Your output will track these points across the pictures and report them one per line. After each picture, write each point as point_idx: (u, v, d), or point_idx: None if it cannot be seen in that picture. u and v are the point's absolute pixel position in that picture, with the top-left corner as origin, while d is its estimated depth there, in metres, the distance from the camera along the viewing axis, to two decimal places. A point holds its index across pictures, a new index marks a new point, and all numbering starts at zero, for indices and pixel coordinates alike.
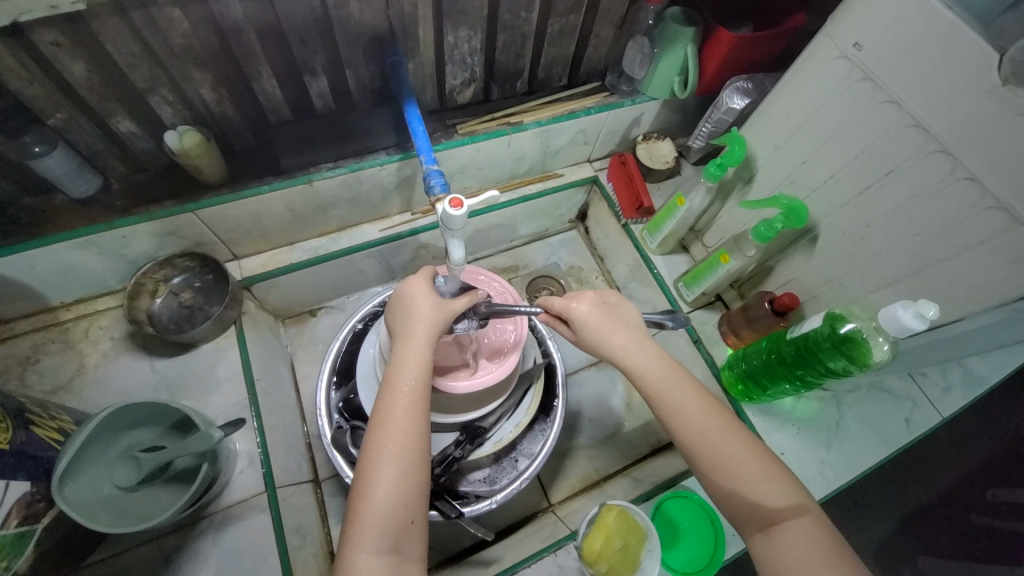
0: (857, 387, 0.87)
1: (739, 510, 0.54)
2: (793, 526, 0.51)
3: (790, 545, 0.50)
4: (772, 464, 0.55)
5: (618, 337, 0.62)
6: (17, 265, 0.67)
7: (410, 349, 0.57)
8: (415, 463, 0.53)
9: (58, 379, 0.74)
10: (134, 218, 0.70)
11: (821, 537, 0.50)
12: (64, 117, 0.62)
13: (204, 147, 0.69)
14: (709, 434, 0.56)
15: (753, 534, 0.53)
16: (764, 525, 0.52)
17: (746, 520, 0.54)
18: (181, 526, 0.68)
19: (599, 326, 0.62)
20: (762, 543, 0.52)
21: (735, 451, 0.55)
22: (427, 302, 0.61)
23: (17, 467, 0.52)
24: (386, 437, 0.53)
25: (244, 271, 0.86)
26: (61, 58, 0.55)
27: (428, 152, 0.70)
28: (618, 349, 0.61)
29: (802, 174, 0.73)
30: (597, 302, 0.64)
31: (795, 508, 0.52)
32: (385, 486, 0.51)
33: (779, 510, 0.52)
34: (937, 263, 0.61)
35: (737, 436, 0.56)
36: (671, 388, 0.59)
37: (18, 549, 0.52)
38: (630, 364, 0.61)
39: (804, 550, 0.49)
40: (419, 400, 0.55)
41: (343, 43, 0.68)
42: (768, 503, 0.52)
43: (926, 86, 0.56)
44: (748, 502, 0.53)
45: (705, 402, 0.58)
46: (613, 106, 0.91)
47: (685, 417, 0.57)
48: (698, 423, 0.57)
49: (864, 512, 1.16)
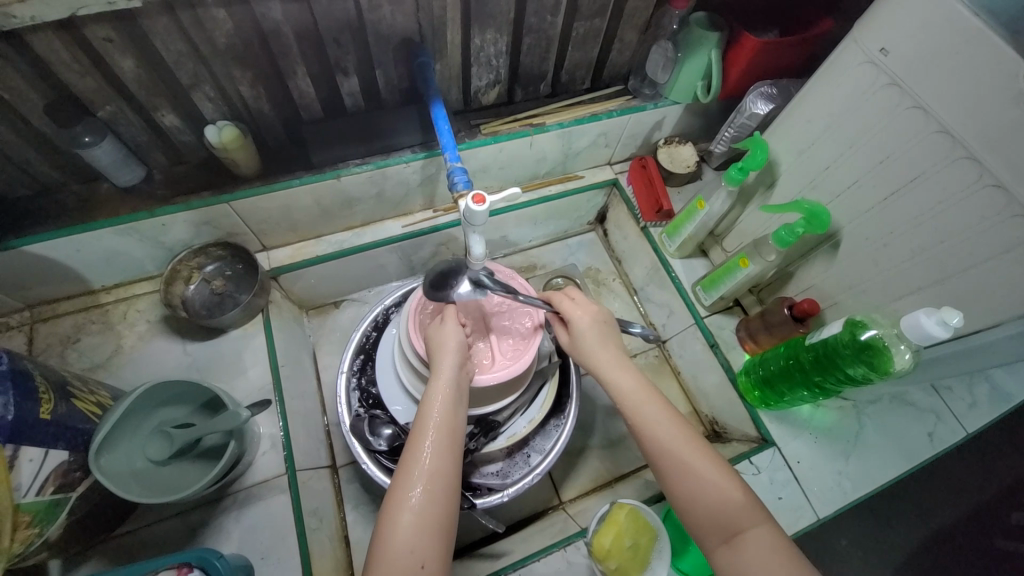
0: (879, 398, 0.86)
1: (702, 522, 0.54)
2: (753, 537, 0.52)
3: (753, 557, 0.51)
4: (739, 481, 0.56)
5: (602, 351, 0.66)
6: (65, 248, 0.71)
7: (435, 392, 0.60)
8: (439, 509, 0.53)
9: (96, 357, 0.78)
10: (173, 207, 0.74)
11: (780, 547, 0.51)
12: (113, 110, 0.66)
13: (240, 141, 0.72)
14: (674, 445, 0.57)
15: (716, 548, 0.53)
16: (728, 537, 0.53)
17: (709, 533, 0.54)
18: (205, 502, 0.70)
19: (589, 336, 0.67)
20: (725, 556, 0.52)
21: (701, 461, 0.56)
22: (454, 346, 0.64)
23: (58, 436, 0.55)
24: (411, 480, 0.53)
25: (272, 261, 0.90)
26: (114, 53, 0.59)
27: (452, 150, 0.72)
28: (602, 361, 0.65)
29: (825, 178, 0.73)
30: (592, 315, 0.69)
31: (757, 521, 0.53)
32: (407, 531, 0.51)
33: (741, 521, 0.53)
34: (962, 271, 0.61)
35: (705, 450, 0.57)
36: (645, 400, 0.61)
37: (52, 515, 0.55)
38: (610, 378, 0.64)
39: (766, 561, 0.50)
40: (445, 444, 0.57)
41: (374, 44, 0.71)
42: (730, 514, 0.53)
43: (952, 91, 0.55)
44: (711, 512, 0.54)
45: (673, 415, 0.60)
46: (636, 109, 0.92)
47: (658, 429, 0.59)
48: (669, 434, 0.58)
49: (883, 529, 1.13)
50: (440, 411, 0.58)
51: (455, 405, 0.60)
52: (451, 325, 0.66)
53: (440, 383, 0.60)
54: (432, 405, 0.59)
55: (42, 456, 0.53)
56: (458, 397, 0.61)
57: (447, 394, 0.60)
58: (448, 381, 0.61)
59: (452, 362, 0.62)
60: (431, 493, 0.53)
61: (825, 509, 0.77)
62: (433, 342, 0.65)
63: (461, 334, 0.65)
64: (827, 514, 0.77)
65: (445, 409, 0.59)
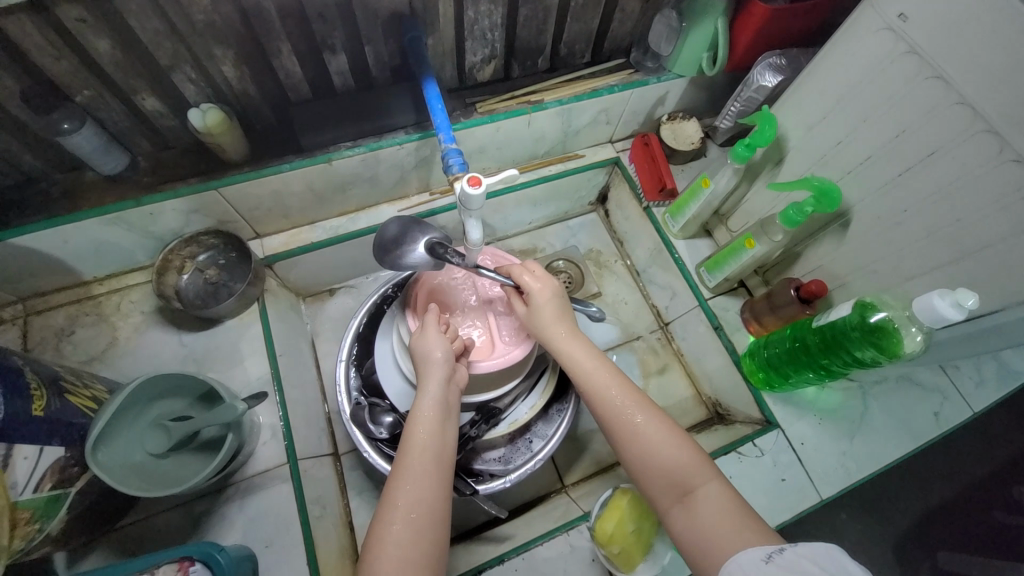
0: (885, 378, 0.84)
1: (654, 483, 0.54)
2: (705, 493, 0.51)
3: (705, 516, 0.50)
4: (684, 441, 0.56)
5: (549, 314, 0.65)
6: (51, 240, 0.70)
7: (419, 414, 0.58)
8: (426, 538, 0.51)
9: (92, 350, 0.77)
10: (160, 195, 0.71)
11: (733, 501, 0.50)
12: (91, 95, 0.63)
13: (226, 125, 0.69)
14: (619, 407, 0.58)
15: (670, 509, 0.53)
16: (681, 497, 0.52)
17: (662, 495, 0.54)
18: (207, 493, 0.70)
19: (540, 302, 0.66)
20: (680, 518, 0.52)
21: (645, 421, 0.57)
22: (441, 358, 0.63)
23: (53, 433, 0.54)
24: (392, 511, 0.52)
25: (266, 249, 0.88)
26: (87, 34, 0.56)
27: (447, 130, 0.69)
28: (552, 330, 0.65)
29: (836, 154, 0.70)
30: (545, 280, 0.68)
31: (705, 477, 0.52)
32: (392, 562, 0.49)
33: (690, 478, 0.53)
34: (978, 251, 0.58)
35: (649, 411, 0.58)
36: (589, 363, 0.62)
37: (51, 511, 0.55)
38: (559, 345, 0.64)
39: (719, 515, 0.49)
40: (429, 464, 0.55)
41: (362, 20, 0.67)
42: (679, 473, 0.53)
43: (975, 60, 0.52)
44: (662, 475, 0.54)
45: (622, 383, 0.60)
46: (637, 83, 0.88)
47: (606, 394, 0.59)
48: (617, 398, 0.59)
49: (885, 506, 1.14)
50: (425, 432, 0.57)
51: (444, 426, 0.59)
52: (435, 335, 0.65)
53: (426, 402, 0.59)
54: (415, 427, 0.58)
55: (37, 453, 0.52)
56: (446, 415, 0.60)
57: (433, 413, 0.59)
58: (434, 398, 0.60)
59: (440, 378, 0.61)
60: (412, 520, 0.52)
61: (829, 490, 0.77)
62: (419, 356, 0.64)
63: (445, 346, 0.64)
64: (830, 495, 0.76)
65: (428, 428, 0.57)
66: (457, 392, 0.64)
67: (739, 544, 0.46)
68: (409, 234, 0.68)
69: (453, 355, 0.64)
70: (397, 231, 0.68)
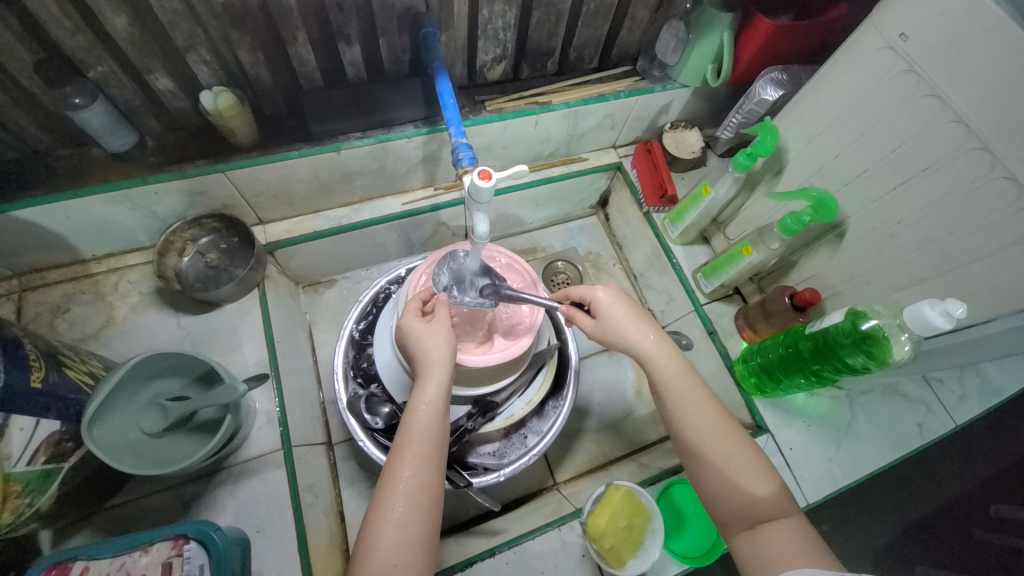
0: (871, 388, 0.86)
1: (728, 508, 0.56)
2: (778, 527, 0.54)
3: (774, 546, 0.52)
4: (755, 463, 0.57)
5: (634, 333, 0.63)
6: (53, 214, 0.69)
7: (422, 397, 0.59)
8: (422, 522, 0.52)
9: (88, 328, 0.76)
10: (166, 174, 0.71)
11: (803, 534, 0.53)
12: (104, 71, 0.63)
13: (238, 109, 0.70)
14: (708, 434, 0.58)
15: (739, 532, 0.56)
16: (753, 524, 0.55)
17: (733, 519, 0.56)
18: (200, 476, 0.70)
19: (620, 319, 0.64)
20: (747, 541, 0.55)
21: (727, 449, 0.58)
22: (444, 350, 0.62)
23: (49, 406, 0.53)
24: (392, 496, 0.52)
25: (268, 236, 0.88)
26: (105, 9, 0.57)
27: (457, 124, 0.70)
28: (645, 347, 0.63)
29: (834, 166, 0.72)
30: (619, 297, 0.66)
31: (785, 511, 0.55)
32: (391, 546, 0.50)
33: (768, 510, 0.55)
34: (968, 264, 0.61)
35: (739, 441, 0.58)
36: (681, 382, 0.61)
37: (44, 485, 0.54)
38: (648, 361, 0.63)
39: (789, 548, 0.52)
40: (428, 452, 0.56)
41: (379, 13, 0.68)
42: (755, 503, 0.55)
43: (971, 80, 0.54)
44: (739, 502, 0.56)
45: (710, 406, 0.60)
46: (644, 91, 0.90)
47: (697, 419, 0.59)
48: (709, 425, 0.59)
49: (866, 517, 1.16)
50: (427, 419, 0.57)
51: (444, 415, 0.59)
52: (443, 324, 0.64)
53: (428, 388, 0.59)
54: (415, 412, 0.58)
55: (33, 426, 0.52)
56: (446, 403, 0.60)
57: (434, 399, 0.59)
58: (437, 384, 0.60)
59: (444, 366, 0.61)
60: (413, 504, 0.52)
61: (815, 495, 0.78)
62: (419, 347, 0.62)
63: (451, 343, 0.63)
64: (817, 500, 0.78)
65: (432, 414, 0.58)
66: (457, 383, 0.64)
67: (801, 568, 0.50)
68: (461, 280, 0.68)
69: (455, 350, 0.63)
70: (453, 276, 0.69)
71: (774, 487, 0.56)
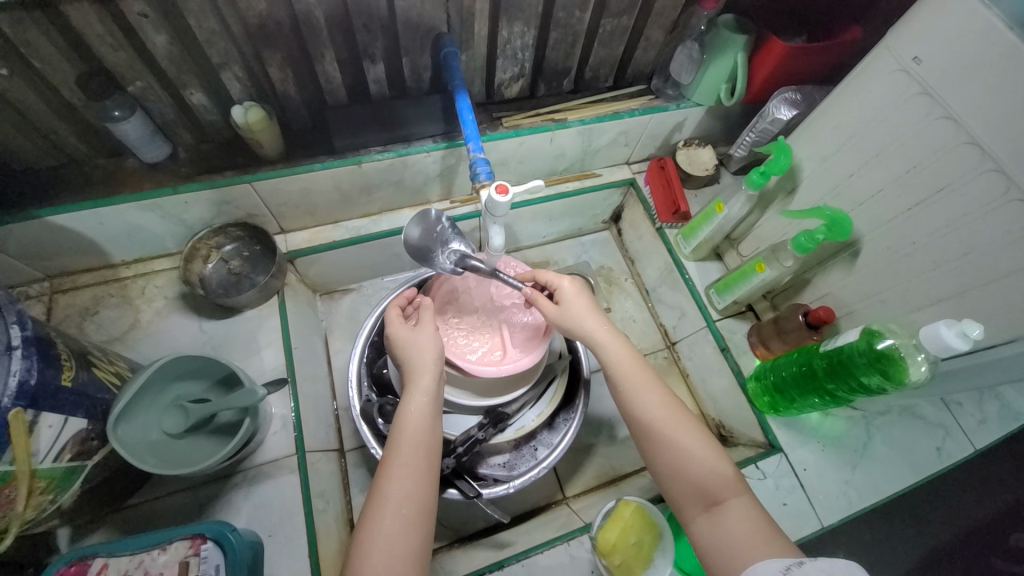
0: (888, 410, 0.85)
1: (682, 490, 0.56)
2: (732, 507, 0.53)
3: (729, 529, 0.51)
4: (708, 445, 0.57)
5: (589, 319, 0.65)
6: (88, 220, 0.72)
7: (409, 409, 0.59)
8: (414, 534, 0.52)
9: (115, 330, 0.79)
10: (196, 184, 0.74)
11: (760, 518, 0.52)
12: (143, 85, 0.67)
13: (266, 122, 0.73)
14: (655, 415, 0.58)
15: (696, 517, 0.54)
16: (708, 506, 0.54)
17: (688, 501, 0.55)
18: (215, 478, 0.71)
19: (579, 306, 0.66)
20: (704, 525, 0.53)
21: (675, 429, 0.58)
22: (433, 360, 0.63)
23: (78, 404, 0.55)
24: (380, 512, 0.53)
25: (289, 244, 0.90)
26: (148, 29, 0.60)
27: (476, 140, 0.72)
28: (595, 331, 0.64)
29: (848, 186, 0.72)
30: (580, 288, 0.68)
31: (738, 492, 0.54)
32: (381, 561, 0.50)
33: (720, 490, 0.54)
34: (985, 285, 0.60)
35: (688, 422, 0.58)
36: (630, 367, 0.61)
37: (68, 481, 0.56)
38: (599, 346, 0.64)
39: (746, 530, 0.50)
40: (416, 465, 0.56)
41: (403, 33, 0.71)
42: (710, 485, 0.54)
43: (985, 104, 0.55)
44: (690, 482, 0.55)
45: (657, 388, 0.60)
46: (658, 109, 0.92)
47: (643, 400, 0.60)
48: (656, 406, 0.59)
49: (884, 544, 1.12)
50: (414, 431, 0.58)
51: (434, 424, 0.60)
52: (430, 332, 0.66)
53: (415, 399, 0.60)
54: (403, 425, 0.58)
55: (62, 423, 0.53)
56: (435, 413, 0.60)
57: (422, 411, 0.59)
58: (425, 395, 0.60)
59: (432, 376, 0.62)
60: (400, 517, 0.53)
61: (830, 518, 0.77)
62: (412, 352, 0.64)
63: (439, 348, 0.64)
64: (831, 523, 0.77)
65: (421, 426, 0.58)
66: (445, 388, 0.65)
67: (756, 550, 0.48)
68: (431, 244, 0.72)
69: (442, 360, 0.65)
70: (420, 234, 0.73)
71: (727, 469, 0.55)
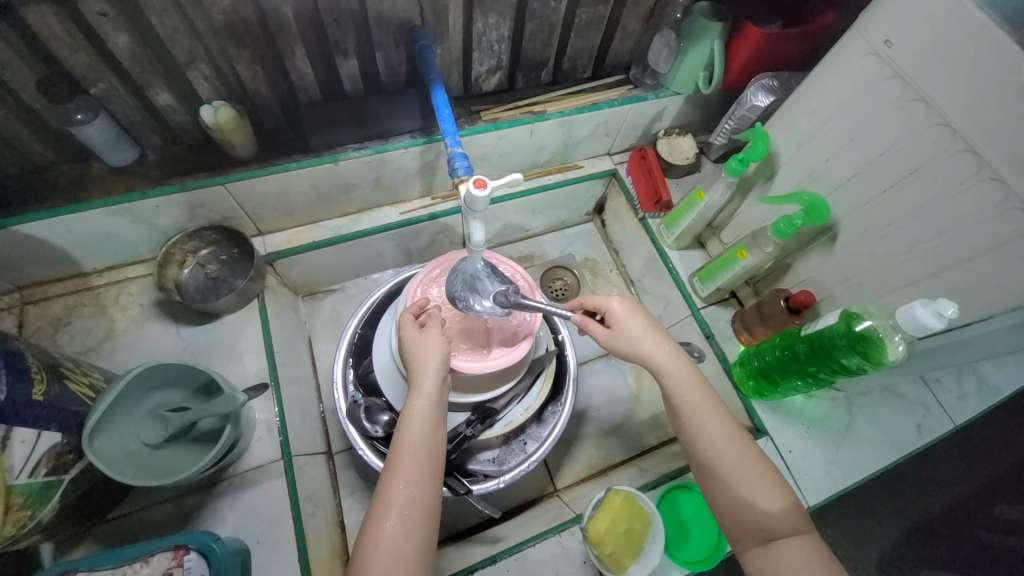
0: (870, 390, 0.87)
1: (740, 523, 0.55)
2: (791, 544, 0.53)
3: (789, 563, 0.51)
4: (769, 476, 0.56)
5: (652, 346, 0.63)
6: (55, 228, 0.70)
7: (414, 410, 0.59)
8: (416, 536, 0.52)
9: (89, 341, 0.76)
10: (167, 188, 0.72)
11: (819, 558, 0.51)
12: (106, 87, 0.65)
13: (237, 122, 0.71)
14: (720, 446, 0.58)
15: (752, 548, 0.55)
16: (765, 540, 0.54)
17: (746, 534, 0.55)
18: (200, 487, 0.70)
19: (638, 331, 0.64)
20: (759, 558, 0.54)
21: (738, 462, 0.57)
22: (438, 361, 0.62)
23: (51, 418, 0.54)
24: (383, 514, 0.52)
25: (268, 246, 0.89)
26: (108, 28, 0.58)
27: (453, 134, 0.71)
28: (659, 359, 0.62)
29: (825, 170, 0.73)
30: (634, 307, 0.66)
31: (796, 529, 0.54)
32: (384, 560, 0.50)
33: (779, 525, 0.54)
34: (958, 264, 0.61)
35: (750, 455, 0.57)
36: (698, 397, 0.60)
37: (45, 497, 0.54)
38: (662, 374, 0.62)
39: (805, 569, 0.51)
40: (421, 469, 0.55)
41: (375, 26, 0.70)
42: (770, 519, 0.54)
43: (955, 85, 0.55)
44: (750, 515, 0.55)
45: (725, 419, 0.59)
46: (637, 99, 0.92)
47: (709, 432, 0.58)
48: (721, 437, 0.58)
49: (870, 520, 1.15)
50: (420, 435, 0.57)
51: (437, 426, 0.59)
52: (434, 335, 0.64)
53: (421, 400, 0.59)
54: (408, 426, 0.58)
55: (35, 438, 0.52)
56: (440, 412, 0.60)
57: (425, 412, 0.59)
58: (428, 396, 0.60)
59: (434, 376, 0.61)
60: (405, 518, 0.52)
61: (815, 498, 0.78)
62: (415, 355, 0.62)
63: (444, 350, 0.63)
64: (817, 503, 0.78)
65: (427, 429, 0.58)
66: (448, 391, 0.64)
67: None
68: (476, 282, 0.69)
69: (449, 358, 0.63)
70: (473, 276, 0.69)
71: (784, 503, 0.55)
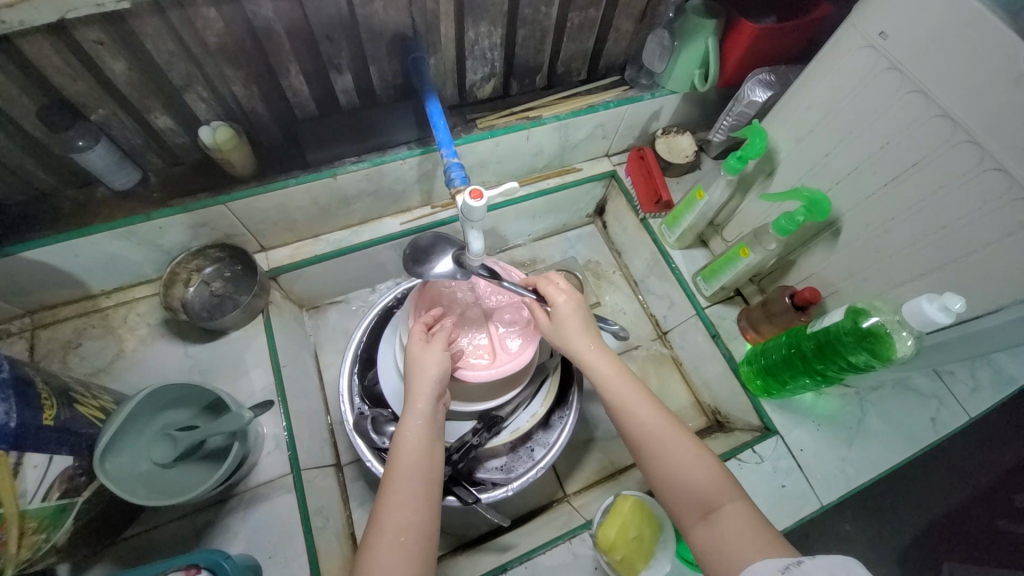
0: (881, 384, 0.85)
1: (678, 498, 0.55)
2: (729, 512, 0.52)
3: (729, 531, 0.50)
4: (704, 453, 0.56)
5: (582, 340, 0.65)
6: (62, 253, 0.71)
7: (405, 432, 0.59)
8: (414, 564, 0.52)
9: (99, 362, 0.78)
10: (169, 209, 0.73)
11: (756, 521, 0.50)
12: (106, 113, 0.66)
13: (235, 141, 0.72)
14: (649, 424, 0.58)
15: (693, 526, 0.53)
16: (704, 513, 0.53)
17: (686, 511, 0.54)
18: (210, 504, 0.71)
19: (572, 326, 0.66)
20: (702, 533, 0.52)
21: (667, 439, 0.57)
22: (437, 377, 0.63)
23: (62, 442, 0.55)
24: (377, 540, 0.52)
25: (271, 262, 0.90)
26: (104, 56, 0.59)
27: (449, 145, 0.71)
28: (584, 350, 0.65)
29: (825, 165, 0.72)
30: (574, 301, 0.68)
31: (732, 496, 0.53)
32: None
33: (716, 496, 0.53)
34: (965, 257, 0.60)
35: (677, 431, 0.58)
36: (621, 381, 0.62)
37: (59, 520, 0.55)
38: (590, 366, 0.64)
39: (744, 533, 0.49)
40: (406, 489, 0.56)
41: (368, 40, 0.70)
42: (704, 490, 0.54)
43: (953, 75, 0.54)
44: (688, 489, 0.54)
45: (649, 400, 0.61)
46: (632, 100, 0.91)
47: (636, 412, 0.59)
48: (648, 416, 0.59)
49: (888, 516, 1.13)
50: (410, 457, 0.57)
51: (432, 446, 0.59)
52: (437, 349, 0.65)
53: (413, 422, 0.60)
54: (398, 451, 0.58)
55: (47, 462, 0.53)
56: (434, 433, 0.61)
57: (417, 433, 0.59)
58: (422, 416, 0.61)
59: (428, 395, 0.62)
60: (403, 545, 0.52)
61: (828, 497, 0.77)
62: (414, 369, 0.63)
63: (446, 365, 0.64)
64: (829, 502, 0.77)
65: (418, 451, 0.58)
66: (444, 409, 0.65)
67: (755, 558, 0.47)
68: (438, 247, 0.69)
69: (447, 374, 0.64)
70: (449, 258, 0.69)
71: (721, 476, 0.55)
